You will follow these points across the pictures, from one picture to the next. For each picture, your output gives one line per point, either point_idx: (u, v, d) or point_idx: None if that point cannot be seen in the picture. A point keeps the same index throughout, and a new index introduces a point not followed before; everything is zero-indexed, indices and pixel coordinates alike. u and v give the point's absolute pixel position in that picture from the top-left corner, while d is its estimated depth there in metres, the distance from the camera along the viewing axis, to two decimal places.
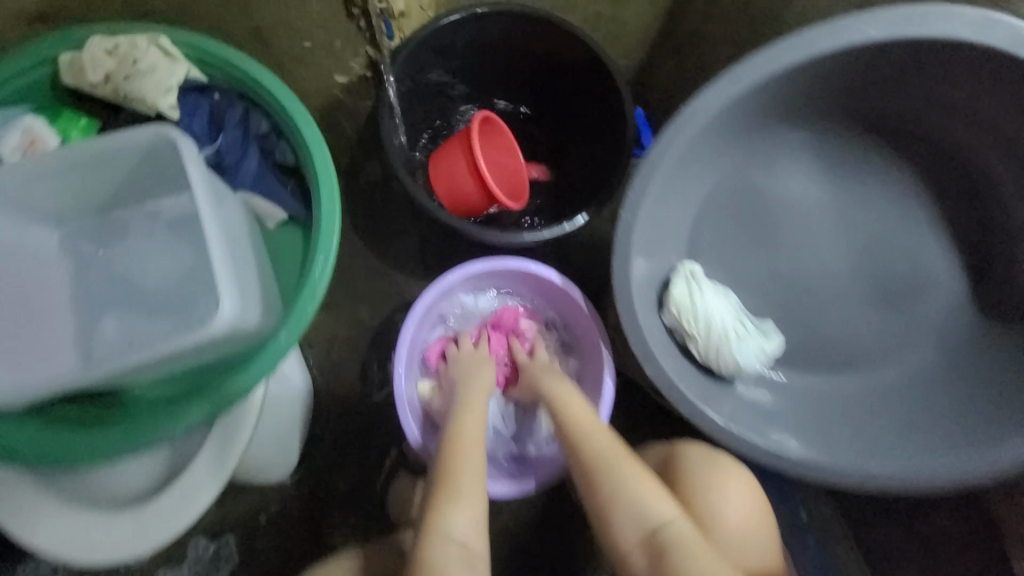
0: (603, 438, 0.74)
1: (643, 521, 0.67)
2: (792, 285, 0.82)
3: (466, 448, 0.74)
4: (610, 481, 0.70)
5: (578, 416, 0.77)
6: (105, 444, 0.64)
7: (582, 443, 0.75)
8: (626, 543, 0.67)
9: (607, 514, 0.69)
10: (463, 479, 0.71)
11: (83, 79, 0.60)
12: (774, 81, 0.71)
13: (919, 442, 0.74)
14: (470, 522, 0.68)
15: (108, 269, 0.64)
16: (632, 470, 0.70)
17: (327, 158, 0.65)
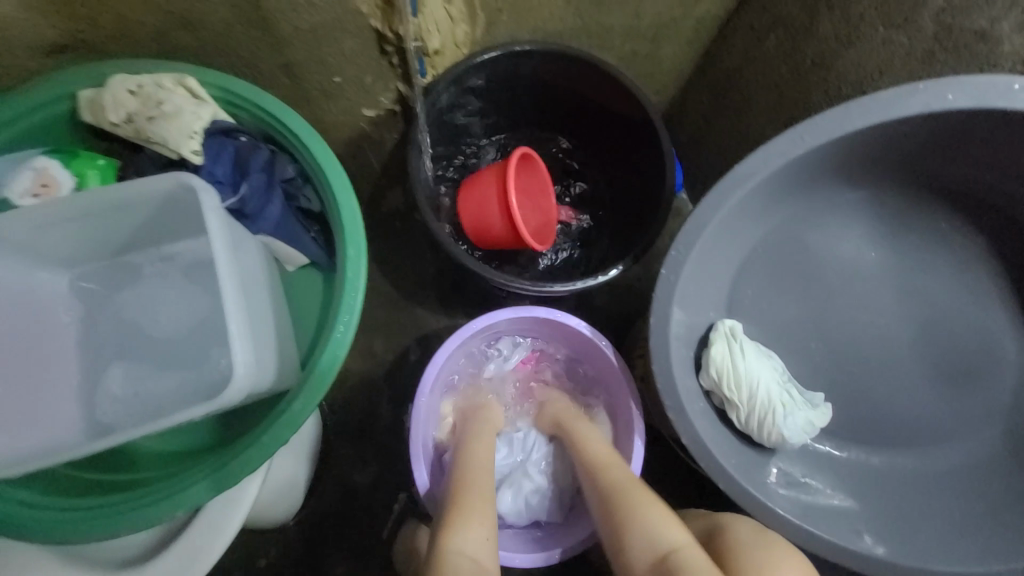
0: (619, 465, 0.74)
1: (655, 547, 0.64)
2: (843, 353, 0.75)
3: (479, 474, 0.74)
4: (624, 504, 0.69)
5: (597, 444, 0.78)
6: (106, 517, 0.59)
7: (602, 467, 0.75)
8: (639, 567, 0.64)
9: (620, 534, 0.67)
10: (474, 500, 0.70)
11: (103, 116, 0.57)
12: (833, 142, 0.67)
13: (986, 536, 0.66)
14: (479, 540, 0.65)
15: (117, 317, 0.60)
16: (646, 496, 0.69)
17: (355, 211, 0.61)
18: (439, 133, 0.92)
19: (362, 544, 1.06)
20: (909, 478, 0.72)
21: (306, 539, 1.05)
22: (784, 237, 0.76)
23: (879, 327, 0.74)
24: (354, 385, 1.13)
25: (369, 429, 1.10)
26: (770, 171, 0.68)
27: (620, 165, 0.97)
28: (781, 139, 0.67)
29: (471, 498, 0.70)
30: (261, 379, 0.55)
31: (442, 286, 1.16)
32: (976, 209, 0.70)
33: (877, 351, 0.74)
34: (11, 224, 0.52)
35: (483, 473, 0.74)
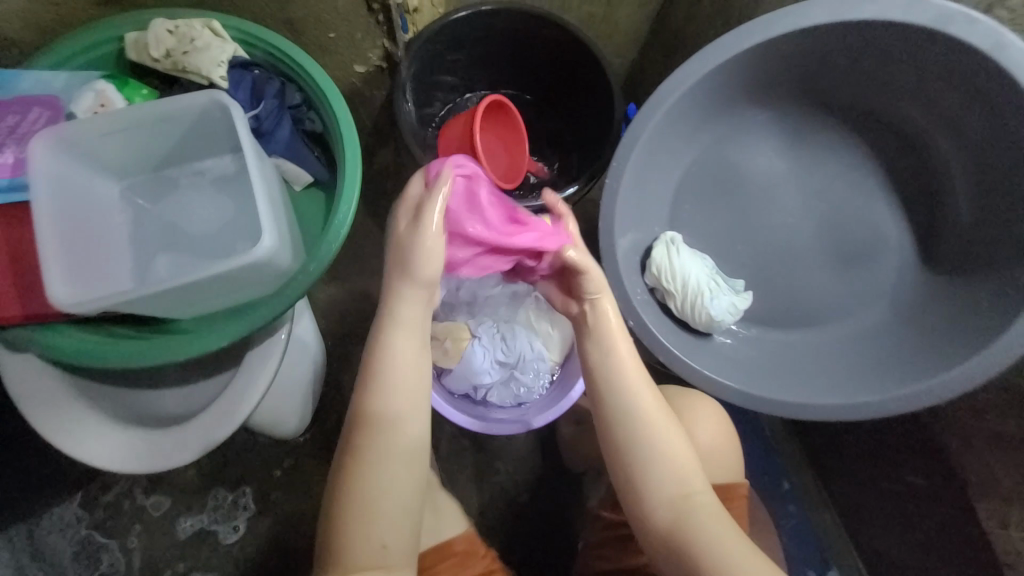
0: (647, 392, 0.67)
1: (674, 485, 0.63)
2: (762, 249, 0.90)
3: (387, 411, 0.62)
4: (644, 438, 0.65)
5: (622, 359, 0.67)
6: (134, 355, 0.67)
7: (626, 391, 0.66)
8: (656, 501, 0.63)
9: (640, 473, 0.64)
10: (390, 457, 0.62)
11: (146, 53, 0.71)
12: (734, 62, 0.82)
13: (874, 380, 0.79)
14: (395, 507, 0.61)
15: (158, 219, 0.75)
16: (671, 428, 0.66)
17: (350, 122, 0.75)
18: (422, 85, 1.07)
19: None
20: (817, 349, 0.86)
21: (313, 453, 1.19)
22: (709, 156, 0.92)
23: (788, 225, 0.90)
24: (353, 320, 1.27)
25: (367, 358, 1.25)
26: (689, 85, 0.83)
27: (578, 110, 1.12)
28: (690, 62, 0.82)
29: (382, 447, 0.62)
30: (279, 253, 0.67)
31: None
32: (860, 116, 0.89)
33: (790, 246, 0.89)
34: (76, 130, 0.66)
35: (398, 419, 0.62)
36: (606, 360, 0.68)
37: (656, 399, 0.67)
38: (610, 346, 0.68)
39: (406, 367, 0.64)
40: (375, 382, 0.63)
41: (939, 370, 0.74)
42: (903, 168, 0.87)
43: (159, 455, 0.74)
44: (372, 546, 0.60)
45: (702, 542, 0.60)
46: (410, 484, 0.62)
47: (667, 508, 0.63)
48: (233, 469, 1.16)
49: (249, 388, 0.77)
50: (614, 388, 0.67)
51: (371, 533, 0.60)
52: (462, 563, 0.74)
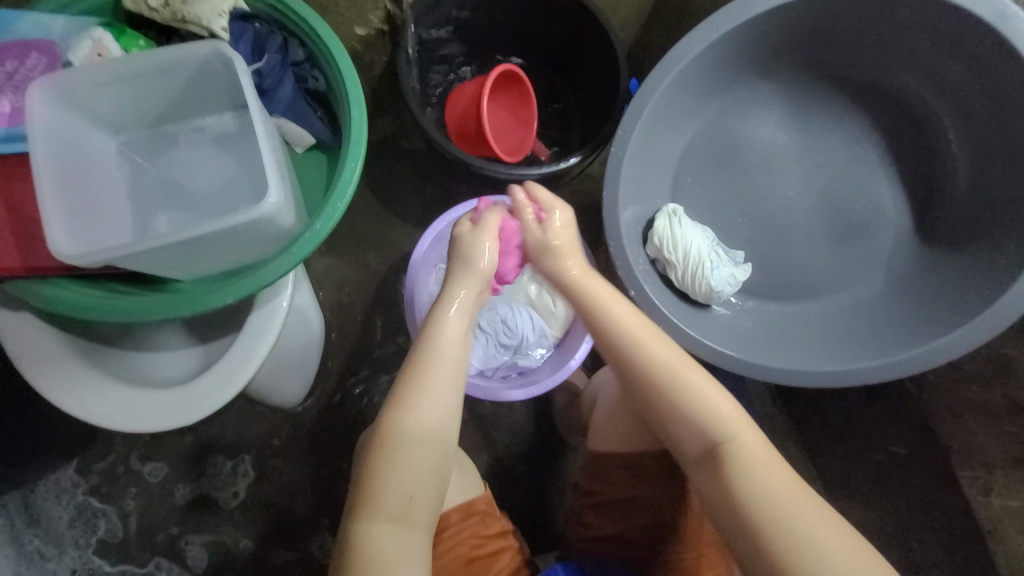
0: (653, 348, 0.67)
1: (704, 432, 0.64)
2: (763, 222, 0.91)
3: (434, 374, 0.64)
4: (659, 390, 0.66)
5: (625, 318, 0.68)
6: (136, 311, 0.66)
7: (637, 348, 0.67)
8: (688, 451, 0.65)
9: (669, 425, 0.66)
10: (432, 414, 0.63)
11: (144, 2, 0.68)
12: (743, 29, 0.82)
13: (873, 346, 0.81)
14: (428, 461, 0.62)
15: (158, 177, 0.73)
16: (687, 378, 0.66)
17: (356, 78, 0.73)
18: (426, 49, 1.05)
19: (362, 427, 1.20)
20: (812, 320, 0.89)
21: (311, 422, 1.19)
22: (713, 129, 0.93)
23: (788, 198, 0.91)
24: (351, 293, 1.26)
25: (365, 331, 1.25)
26: (695, 55, 0.82)
27: (582, 81, 1.11)
28: (699, 28, 0.81)
29: (421, 403, 0.63)
30: (284, 211, 0.66)
31: (427, 205, 1.29)
32: (863, 90, 0.89)
33: (792, 219, 0.91)
34: (73, 77, 0.63)
35: (445, 382, 0.64)
36: (608, 323, 0.68)
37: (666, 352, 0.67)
38: (607, 313, 0.69)
39: (455, 335, 0.66)
40: (426, 341, 0.66)
41: (939, 335, 0.76)
42: (905, 143, 0.88)
43: (162, 414, 0.73)
44: (401, 493, 0.61)
45: (742, 481, 0.60)
46: (447, 444, 0.64)
47: (700, 460, 0.64)
48: (231, 437, 1.17)
49: (252, 350, 0.77)
50: (625, 347, 0.67)
51: (403, 481, 0.61)
52: (483, 521, 0.77)
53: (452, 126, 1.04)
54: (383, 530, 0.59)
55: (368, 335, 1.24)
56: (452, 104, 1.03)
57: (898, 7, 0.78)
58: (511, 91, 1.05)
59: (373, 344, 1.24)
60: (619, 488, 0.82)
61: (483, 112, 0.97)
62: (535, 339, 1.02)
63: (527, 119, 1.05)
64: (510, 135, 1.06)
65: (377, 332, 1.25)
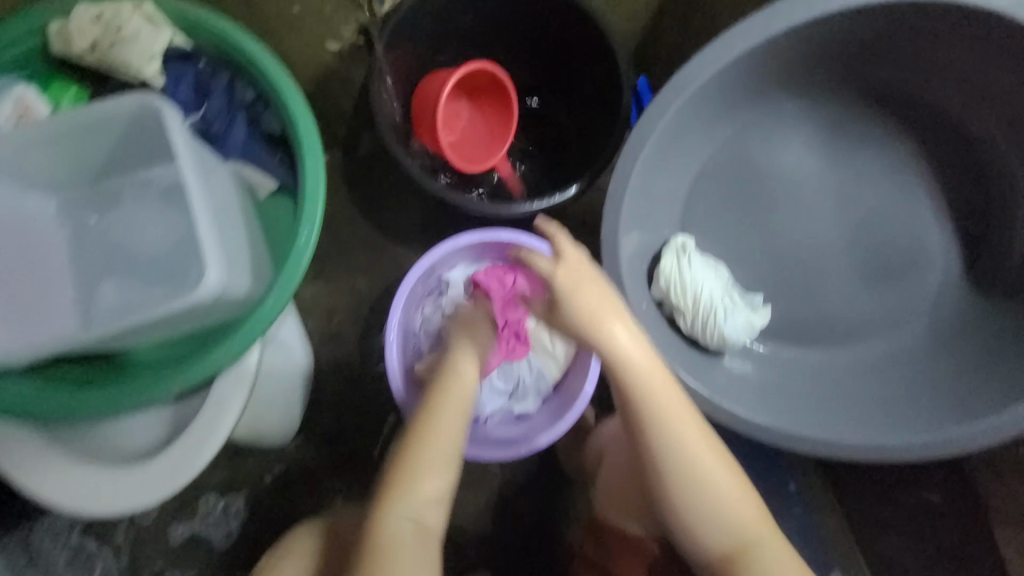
0: (687, 435, 0.61)
1: (721, 530, 0.60)
2: (785, 259, 0.81)
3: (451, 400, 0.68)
4: (682, 490, 0.61)
5: (667, 397, 0.60)
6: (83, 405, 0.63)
7: (668, 440, 0.60)
8: (706, 549, 0.61)
9: (688, 521, 0.61)
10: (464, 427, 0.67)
11: (71, 48, 0.60)
12: (769, 45, 0.69)
13: (909, 413, 0.71)
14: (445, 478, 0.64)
15: (103, 240, 0.66)
16: (711, 472, 0.61)
17: (313, 128, 0.65)
18: (406, 65, 0.94)
19: (355, 462, 1.16)
20: (840, 371, 0.79)
21: (303, 459, 1.15)
22: (729, 152, 0.81)
23: (813, 232, 0.80)
24: (340, 321, 1.19)
25: (356, 361, 1.19)
26: (708, 77, 0.71)
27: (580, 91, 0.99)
28: (711, 47, 0.68)
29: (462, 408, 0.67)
30: (229, 285, 0.59)
31: (418, 226, 1.20)
32: (908, 106, 0.76)
33: (818, 257, 0.80)
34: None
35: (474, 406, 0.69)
36: (647, 403, 0.60)
37: (704, 448, 0.61)
38: (649, 394, 0.60)
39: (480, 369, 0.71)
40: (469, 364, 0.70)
41: (993, 409, 0.65)
42: (954, 171, 0.76)
43: (122, 496, 0.68)
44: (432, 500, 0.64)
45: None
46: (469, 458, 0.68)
47: (719, 558, 0.61)
48: (223, 476, 1.13)
49: (218, 420, 0.71)
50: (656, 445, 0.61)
51: (436, 489, 0.64)
52: None
53: (423, 126, 0.95)
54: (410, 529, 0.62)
55: (360, 367, 1.18)
56: (424, 90, 0.95)
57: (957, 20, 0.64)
58: (482, 145, 1.00)
59: (365, 374, 1.18)
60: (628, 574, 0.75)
61: (445, 100, 0.89)
62: (532, 382, 0.93)
63: (502, 133, 0.99)
64: (477, 144, 0.99)
65: (369, 363, 1.18)
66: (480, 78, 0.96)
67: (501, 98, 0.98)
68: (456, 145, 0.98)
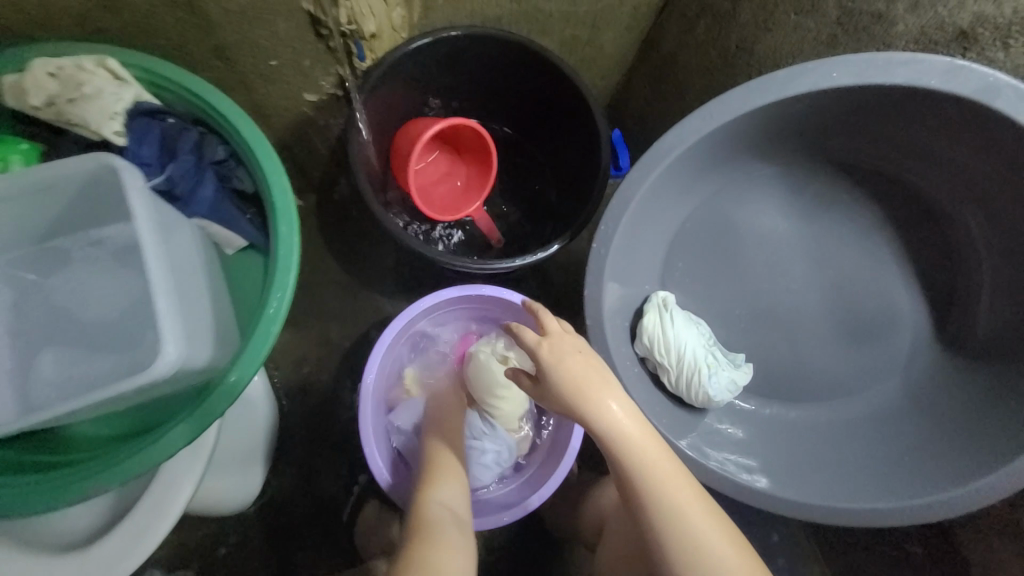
0: (691, 510, 0.60)
1: None
2: (764, 317, 0.82)
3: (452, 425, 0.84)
4: (690, 566, 0.59)
5: (665, 472, 0.59)
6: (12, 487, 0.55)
7: (671, 515, 0.59)
8: None
9: None
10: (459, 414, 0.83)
11: (22, 100, 0.56)
12: (745, 115, 0.71)
13: (889, 474, 0.72)
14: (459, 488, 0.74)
15: (46, 302, 0.60)
16: (717, 546, 0.59)
17: (286, 189, 0.62)
18: (386, 117, 0.93)
19: (321, 530, 1.07)
20: (820, 428, 0.79)
21: (264, 525, 1.06)
22: (707, 210, 0.83)
23: (790, 290, 0.81)
24: (311, 371, 1.13)
25: (326, 416, 1.11)
26: (687, 145, 0.72)
27: (560, 145, 1.00)
28: (691, 117, 0.71)
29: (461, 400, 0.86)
30: (189, 358, 0.54)
31: (395, 273, 1.17)
32: (876, 175, 0.78)
33: (794, 314, 0.81)
34: None
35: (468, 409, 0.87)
36: (644, 482, 0.59)
37: (701, 512, 0.60)
38: (647, 473, 0.59)
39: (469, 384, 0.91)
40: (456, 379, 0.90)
41: (969, 472, 0.66)
42: (918, 234, 0.77)
43: None
44: (451, 503, 0.72)
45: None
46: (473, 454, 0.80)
47: None
48: (171, 548, 1.02)
49: (168, 502, 0.63)
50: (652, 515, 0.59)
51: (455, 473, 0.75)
52: None
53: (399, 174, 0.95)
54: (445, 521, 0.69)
55: (330, 422, 1.11)
56: (405, 137, 0.94)
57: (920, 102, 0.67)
58: (452, 196, 0.99)
59: (335, 430, 1.11)
60: None
61: (419, 153, 0.88)
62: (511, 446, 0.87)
63: (480, 186, 0.97)
64: (454, 195, 0.99)
65: (340, 418, 1.11)
66: (464, 132, 0.95)
67: (481, 153, 0.97)
68: (423, 191, 0.97)
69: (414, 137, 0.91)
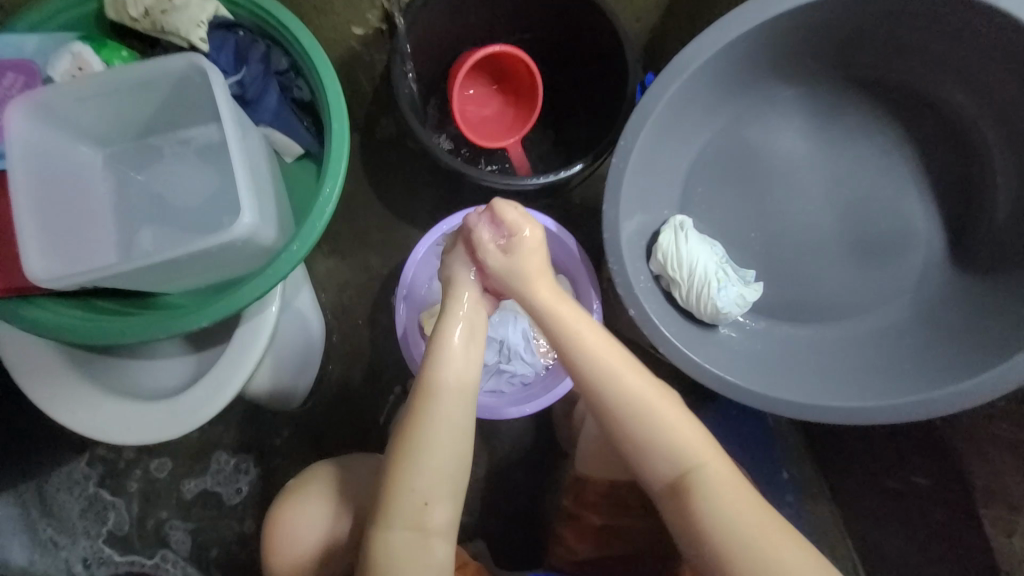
0: (624, 378, 0.65)
1: (670, 460, 0.63)
2: (778, 239, 0.85)
3: (444, 407, 0.66)
4: (626, 426, 0.64)
5: (598, 344, 0.66)
6: (114, 335, 0.67)
7: (604, 381, 0.65)
8: (656, 480, 0.64)
9: (636, 454, 0.64)
10: (448, 389, 0.67)
11: (125, 12, 0.67)
12: (763, 30, 0.75)
13: (892, 384, 0.75)
14: (448, 462, 0.65)
15: (145, 189, 0.73)
16: (656, 411, 0.64)
17: (338, 93, 0.71)
18: (425, 49, 1.00)
19: (361, 431, 1.20)
20: (828, 345, 0.82)
21: (312, 423, 1.20)
22: (727, 135, 0.86)
23: (803, 214, 0.84)
24: (352, 296, 1.24)
25: (367, 334, 1.23)
26: (704, 59, 0.76)
27: (589, 80, 1.05)
28: (710, 31, 0.74)
29: (443, 370, 0.67)
30: (260, 231, 0.65)
31: (431, 207, 1.25)
32: (901, 99, 0.81)
33: (810, 235, 0.84)
34: (53, 92, 0.63)
35: (454, 398, 0.67)
36: (576, 349, 0.66)
37: (634, 381, 0.65)
38: (582, 341, 0.66)
39: (458, 365, 0.68)
40: (438, 365, 0.68)
41: (969, 376, 0.69)
42: (937, 156, 0.80)
43: (147, 427, 0.74)
44: (414, 499, 0.63)
45: (706, 512, 0.60)
46: (461, 457, 0.66)
47: (671, 487, 0.63)
48: (236, 436, 1.18)
49: (240, 363, 0.76)
50: (591, 389, 0.66)
51: (423, 479, 0.64)
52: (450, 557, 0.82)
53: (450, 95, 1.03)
54: (401, 524, 0.63)
55: (370, 340, 1.23)
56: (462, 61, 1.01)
57: (931, 3, 0.70)
58: (493, 125, 1.06)
59: (374, 347, 1.22)
60: (597, 515, 0.81)
61: (467, 73, 0.95)
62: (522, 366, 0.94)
63: (522, 120, 1.04)
64: (496, 125, 1.06)
65: (379, 337, 1.23)
66: (519, 63, 1.01)
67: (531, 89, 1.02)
68: (469, 125, 1.04)
69: (455, 70, 1.01)
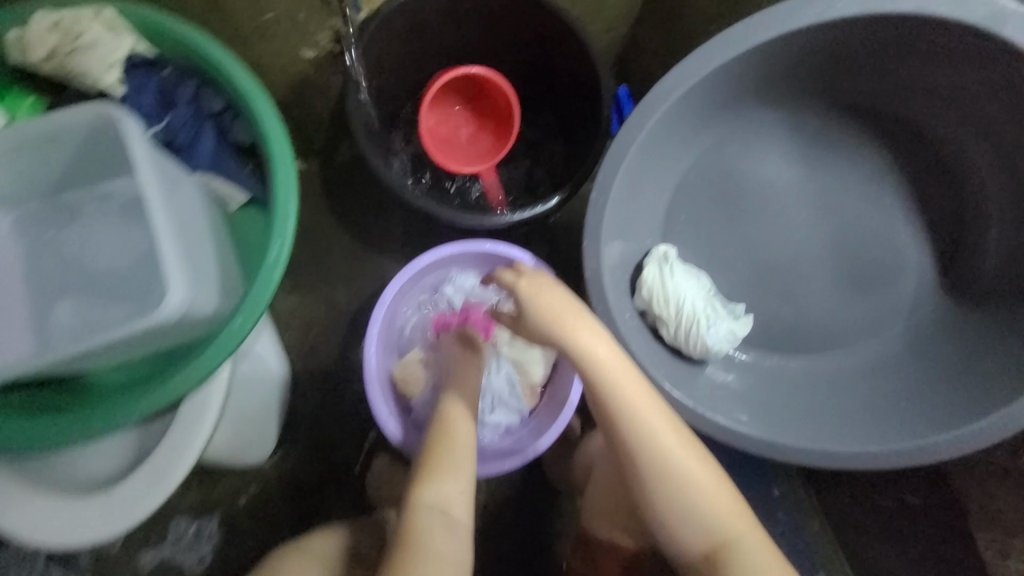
0: (660, 430, 0.62)
1: (701, 519, 0.61)
2: (767, 270, 0.81)
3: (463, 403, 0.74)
4: (661, 480, 0.62)
5: (636, 392, 0.62)
6: (41, 431, 0.59)
7: (642, 432, 0.62)
8: (687, 539, 0.61)
9: (668, 510, 0.62)
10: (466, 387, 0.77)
11: (21, 54, 0.58)
12: (748, 56, 0.70)
13: (891, 424, 0.72)
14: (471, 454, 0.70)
15: (59, 253, 0.62)
16: (688, 467, 0.62)
17: (281, 138, 0.63)
18: (383, 73, 0.91)
19: (334, 482, 1.11)
20: (822, 379, 0.79)
21: (280, 477, 1.11)
22: (709, 161, 0.81)
23: (791, 243, 0.80)
24: (318, 336, 1.15)
25: (336, 376, 1.14)
26: (686, 88, 0.71)
27: (562, 99, 0.99)
28: (693, 57, 0.69)
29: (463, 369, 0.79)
30: (193, 305, 0.57)
31: (399, 235, 1.17)
32: (887, 123, 0.78)
33: (798, 264, 0.80)
34: None
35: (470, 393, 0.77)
36: (613, 396, 0.61)
37: (669, 435, 0.63)
38: (621, 390, 0.62)
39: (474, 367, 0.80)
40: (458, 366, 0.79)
41: (973, 419, 0.66)
42: (923, 181, 0.78)
43: (78, 527, 0.64)
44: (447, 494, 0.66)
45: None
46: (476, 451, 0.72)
47: (701, 547, 0.61)
48: (196, 497, 1.08)
49: (183, 445, 0.66)
50: (628, 441, 0.62)
51: (454, 472, 0.67)
52: None
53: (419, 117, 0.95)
54: (437, 519, 0.64)
55: (339, 382, 1.14)
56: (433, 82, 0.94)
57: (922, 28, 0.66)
58: (464, 151, 0.98)
59: (344, 389, 1.14)
60: None
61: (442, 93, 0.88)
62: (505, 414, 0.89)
63: (497, 147, 0.97)
64: (467, 152, 0.98)
65: (349, 378, 1.14)
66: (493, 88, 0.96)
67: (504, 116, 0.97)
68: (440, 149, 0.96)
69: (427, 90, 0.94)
